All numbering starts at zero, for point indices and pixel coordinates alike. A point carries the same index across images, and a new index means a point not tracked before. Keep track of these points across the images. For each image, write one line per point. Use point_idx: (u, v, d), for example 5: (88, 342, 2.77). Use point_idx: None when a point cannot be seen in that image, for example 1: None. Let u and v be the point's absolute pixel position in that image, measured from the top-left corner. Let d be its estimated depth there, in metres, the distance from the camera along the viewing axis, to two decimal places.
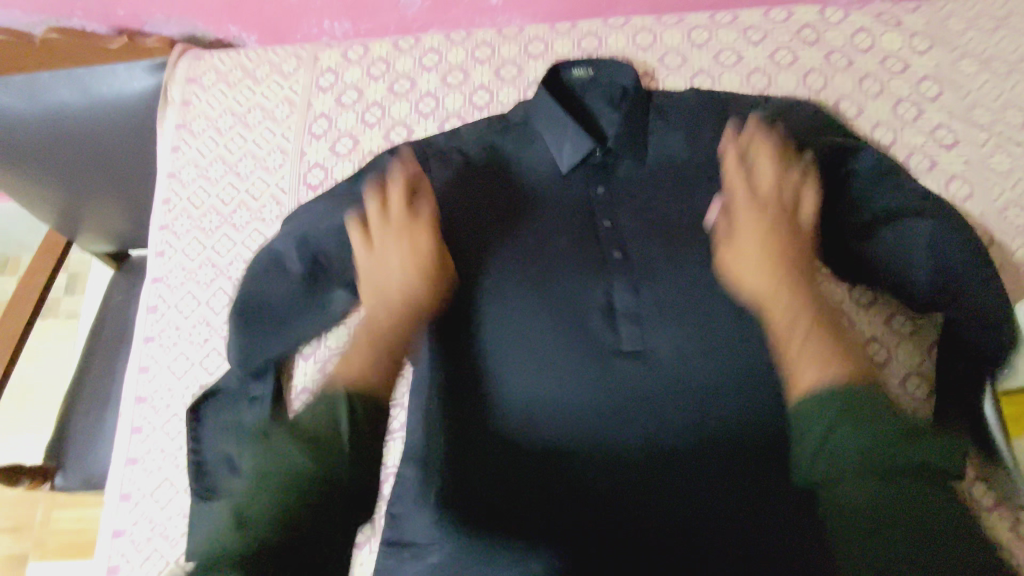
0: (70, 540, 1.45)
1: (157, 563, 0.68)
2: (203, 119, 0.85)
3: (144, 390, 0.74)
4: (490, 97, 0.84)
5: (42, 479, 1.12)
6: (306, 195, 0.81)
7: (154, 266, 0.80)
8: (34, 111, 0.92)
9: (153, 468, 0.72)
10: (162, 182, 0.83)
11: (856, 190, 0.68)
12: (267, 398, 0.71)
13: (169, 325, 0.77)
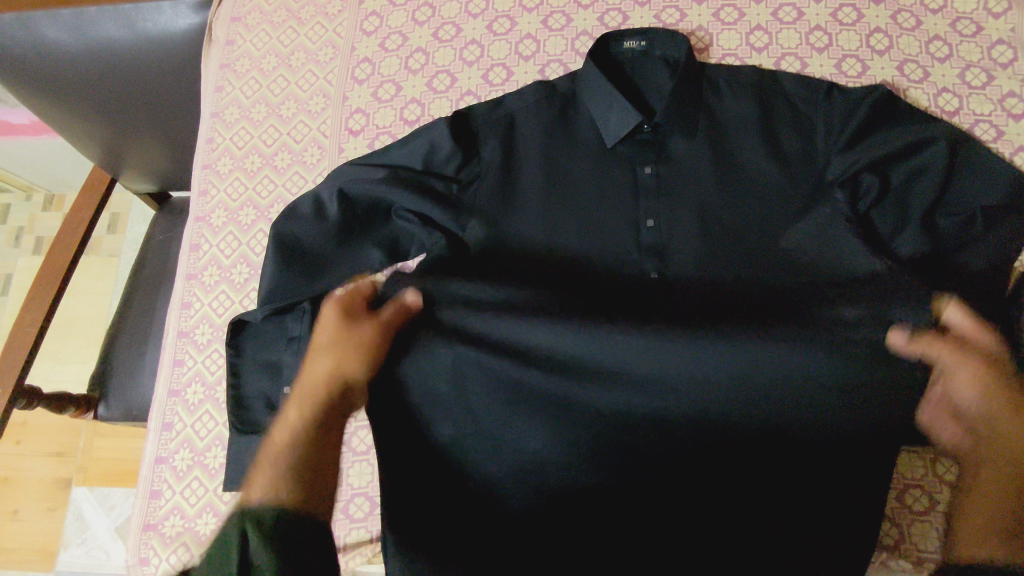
0: (111, 467, 1.52)
1: (198, 489, 0.71)
2: (246, 59, 0.85)
3: (187, 324, 0.76)
4: (536, 47, 0.81)
5: (87, 408, 1.18)
6: (347, 140, 0.80)
7: (198, 205, 0.81)
8: (80, 44, 0.93)
9: (193, 400, 0.74)
10: (206, 122, 0.84)
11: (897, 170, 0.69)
12: (305, 338, 0.71)
13: (211, 262, 0.78)
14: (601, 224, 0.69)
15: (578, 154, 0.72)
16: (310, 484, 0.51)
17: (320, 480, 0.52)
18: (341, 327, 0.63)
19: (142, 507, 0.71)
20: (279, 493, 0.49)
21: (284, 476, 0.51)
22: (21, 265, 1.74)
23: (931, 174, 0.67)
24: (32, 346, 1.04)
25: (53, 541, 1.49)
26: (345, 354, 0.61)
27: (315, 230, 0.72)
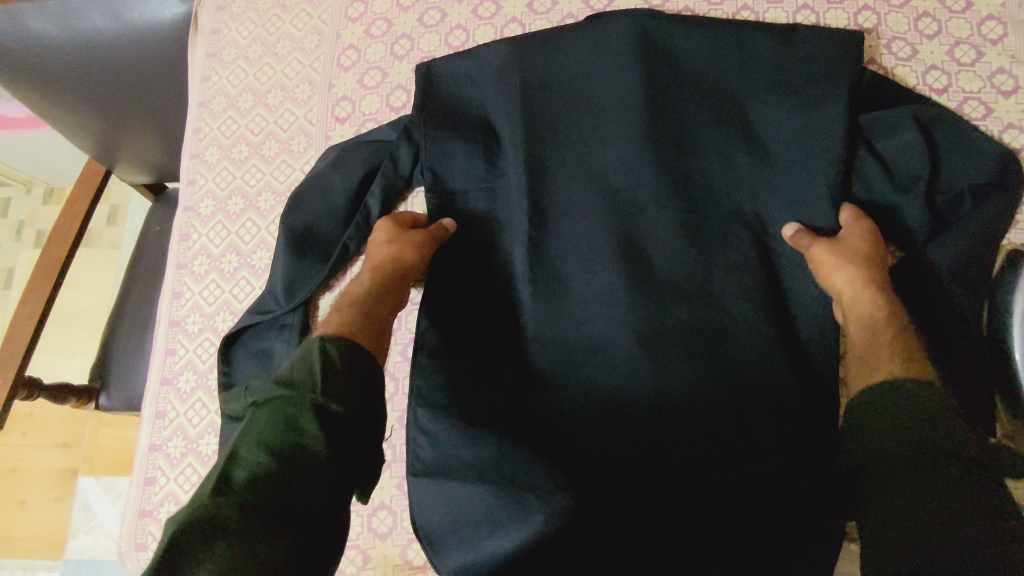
0: (115, 457, 1.53)
1: (191, 476, 0.71)
2: (232, 48, 0.85)
3: (178, 314, 0.77)
4: (521, 30, 0.81)
5: (88, 399, 1.19)
6: (334, 128, 0.80)
7: (187, 195, 0.81)
8: (68, 36, 0.93)
9: (186, 388, 0.75)
10: (193, 112, 0.84)
11: (882, 144, 0.69)
12: (297, 325, 0.72)
13: (201, 252, 0.79)
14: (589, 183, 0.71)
15: (563, 141, 0.72)
16: (365, 326, 0.62)
17: (371, 330, 0.62)
18: (393, 228, 0.70)
19: (138, 493, 0.72)
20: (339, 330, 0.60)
21: (349, 313, 0.63)
22: (23, 259, 1.76)
23: (914, 147, 0.67)
24: (32, 338, 1.05)
25: (62, 529, 1.51)
26: (397, 248, 0.68)
27: (326, 210, 0.74)
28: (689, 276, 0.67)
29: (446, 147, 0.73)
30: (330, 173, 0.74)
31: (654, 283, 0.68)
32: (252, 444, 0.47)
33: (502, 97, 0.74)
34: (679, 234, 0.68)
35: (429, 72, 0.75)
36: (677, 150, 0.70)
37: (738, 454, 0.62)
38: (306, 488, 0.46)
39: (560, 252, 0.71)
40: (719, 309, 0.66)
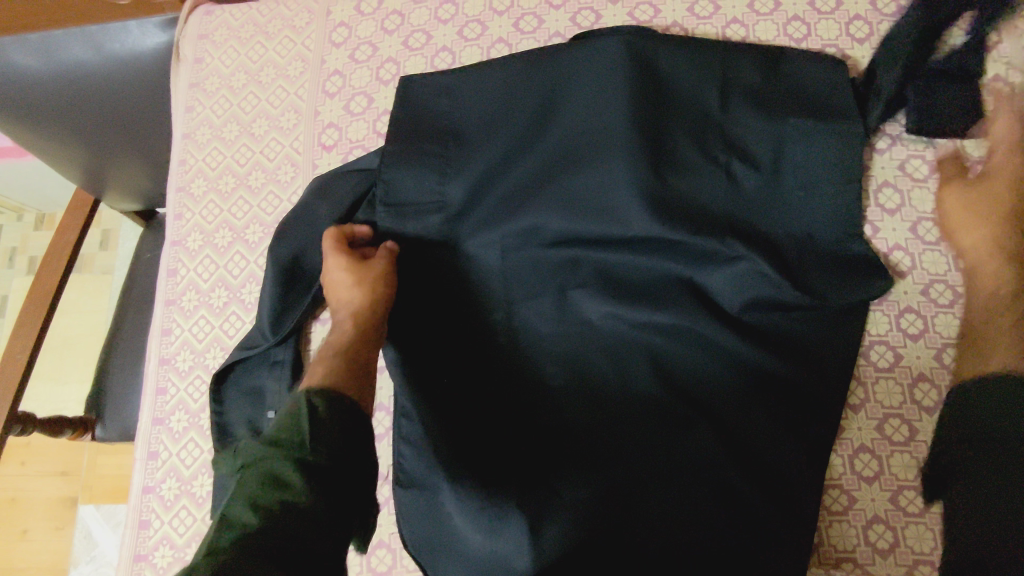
0: (115, 484, 1.52)
1: (186, 518, 0.70)
2: (215, 78, 0.84)
3: (168, 351, 0.75)
4: (509, 50, 0.79)
5: (84, 430, 1.18)
6: (321, 156, 0.79)
7: (174, 229, 0.80)
8: (49, 69, 0.92)
9: (178, 428, 0.73)
10: (177, 143, 0.83)
11: None
12: (288, 362, 0.72)
13: (189, 287, 0.77)
14: (583, 203, 0.70)
15: (555, 166, 0.71)
16: (351, 368, 0.59)
17: (359, 371, 0.60)
18: (353, 262, 0.68)
19: (132, 537, 0.70)
20: (327, 379, 0.57)
21: (334, 362, 0.61)
22: (15, 286, 1.74)
23: None
24: (23, 373, 1.03)
25: (63, 559, 1.50)
26: (367, 285, 0.67)
27: (312, 238, 0.73)
28: (650, 305, 0.68)
29: (408, 160, 0.73)
30: (316, 203, 0.73)
31: (643, 303, 0.68)
32: (241, 507, 0.45)
33: (478, 112, 0.75)
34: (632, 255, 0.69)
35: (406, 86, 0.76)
36: (628, 179, 0.68)
37: (728, 491, 0.63)
38: (309, 531, 0.44)
39: (520, 272, 0.72)
40: (703, 334, 0.67)
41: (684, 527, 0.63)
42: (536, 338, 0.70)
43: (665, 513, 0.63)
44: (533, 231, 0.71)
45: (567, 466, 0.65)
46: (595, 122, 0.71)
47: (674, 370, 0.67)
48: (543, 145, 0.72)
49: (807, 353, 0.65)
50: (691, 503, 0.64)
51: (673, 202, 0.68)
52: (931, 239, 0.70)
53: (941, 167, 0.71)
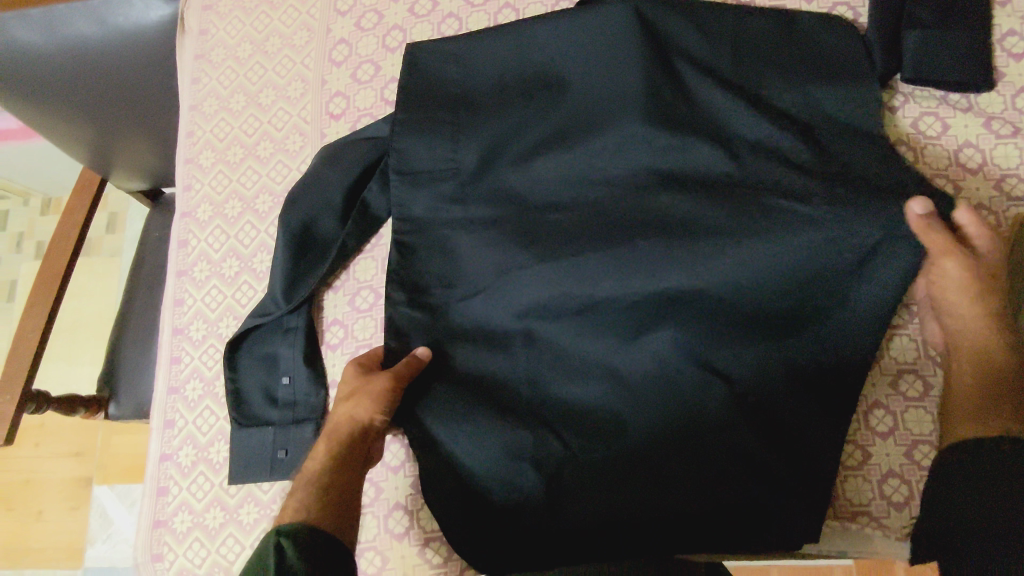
0: (129, 464, 1.53)
1: (204, 484, 0.71)
2: (221, 49, 0.84)
3: (181, 321, 0.76)
4: (516, 15, 0.79)
5: (98, 408, 1.19)
6: (329, 125, 0.79)
7: (184, 200, 0.80)
8: (54, 44, 0.92)
9: (194, 396, 0.74)
10: (185, 115, 0.83)
11: None
12: (301, 328, 0.72)
13: (201, 258, 0.77)
14: (594, 166, 0.70)
15: (566, 130, 0.71)
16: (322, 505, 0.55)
17: (336, 501, 0.56)
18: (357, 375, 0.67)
19: (151, 503, 0.71)
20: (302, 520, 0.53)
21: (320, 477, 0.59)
22: (24, 271, 1.75)
23: None
24: (36, 350, 1.04)
25: (80, 538, 1.52)
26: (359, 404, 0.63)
27: (323, 206, 0.73)
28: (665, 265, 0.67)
29: (421, 129, 0.74)
30: (326, 170, 0.73)
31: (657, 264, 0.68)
32: None
33: (487, 78, 0.75)
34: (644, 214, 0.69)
35: (415, 53, 0.76)
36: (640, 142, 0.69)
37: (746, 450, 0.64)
38: None
39: (532, 240, 0.70)
40: (715, 298, 0.65)
41: (698, 488, 0.64)
42: (551, 301, 0.68)
43: (677, 476, 0.64)
44: (545, 196, 0.71)
45: (585, 426, 0.67)
46: (605, 87, 0.71)
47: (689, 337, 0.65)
48: (554, 110, 0.72)
49: (828, 314, 0.63)
50: (705, 465, 0.64)
51: (682, 166, 0.68)
52: (945, 195, 0.69)
53: (954, 125, 0.71)
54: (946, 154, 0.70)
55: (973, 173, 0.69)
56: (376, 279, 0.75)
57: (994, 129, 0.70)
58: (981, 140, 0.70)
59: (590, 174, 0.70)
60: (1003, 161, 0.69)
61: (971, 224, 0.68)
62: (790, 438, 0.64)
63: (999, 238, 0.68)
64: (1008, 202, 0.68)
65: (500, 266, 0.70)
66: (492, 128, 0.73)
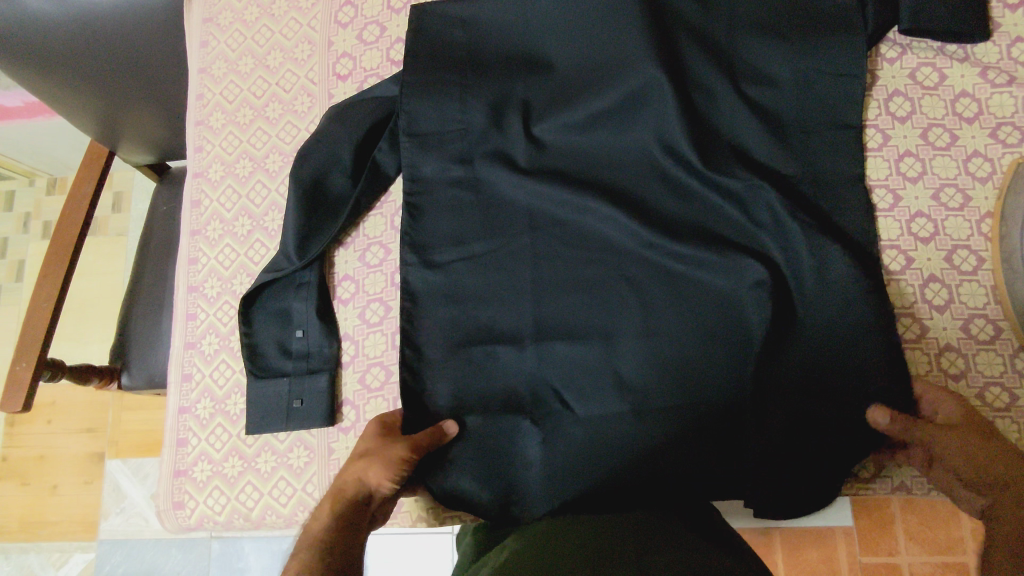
0: (142, 440, 1.56)
1: (222, 435, 0.73)
2: (228, 12, 0.85)
3: (196, 279, 0.77)
4: None
5: (111, 379, 1.21)
6: (336, 85, 0.80)
7: (195, 162, 0.82)
8: (60, 12, 0.92)
9: (210, 351, 0.76)
10: (194, 79, 0.84)
11: None
12: (314, 282, 0.73)
13: (213, 217, 0.79)
14: (599, 118, 0.72)
15: (572, 87, 0.73)
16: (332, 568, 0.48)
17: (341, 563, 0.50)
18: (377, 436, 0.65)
19: (171, 454, 0.73)
20: None
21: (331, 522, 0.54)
22: (32, 251, 1.77)
23: None
24: (52, 318, 1.06)
25: (95, 512, 1.55)
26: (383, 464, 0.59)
27: (332, 163, 0.74)
28: (667, 213, 0.69)
29: (425, 90, 0.74)
30: (335, 128, 0.74)
31: (658, 216, 0.69)
32: None
33: (491, 35, 0.76)
34: (648, 161, 0.71)
35: (419, 13, 0.76)
36: (642, 96, 0.70)
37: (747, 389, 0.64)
38: None
39: (544, 197, 0.71)
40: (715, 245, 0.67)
41: (701, 441, 0.64)
42: (558, 254, 0.70)
43: (680, 429, 0.64)
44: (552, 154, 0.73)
45: (577, 382, 0.67)
46: (609, 41, 0.72)
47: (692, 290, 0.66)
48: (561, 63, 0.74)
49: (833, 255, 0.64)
50: (708, 417, 0.64)
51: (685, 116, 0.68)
52: (941, 144, 0.71)
53: (951, 74, 0.72)
54: (943, 104, 0.71)
55: (969, 121, 0.70)
56: (385, 235, 0.76)
57: (990, 78, 0.71)
58: (977, 89, 0.71)
59: (596, 127, 0.72)
60: (999, 109, 0.70)
61: (967, 171, 0.69)
62: (799, 389, 0.63)
63: (994, 185, 0.69)
64: (1003, 149, 0.69)
65: (508, 222, 0.72)
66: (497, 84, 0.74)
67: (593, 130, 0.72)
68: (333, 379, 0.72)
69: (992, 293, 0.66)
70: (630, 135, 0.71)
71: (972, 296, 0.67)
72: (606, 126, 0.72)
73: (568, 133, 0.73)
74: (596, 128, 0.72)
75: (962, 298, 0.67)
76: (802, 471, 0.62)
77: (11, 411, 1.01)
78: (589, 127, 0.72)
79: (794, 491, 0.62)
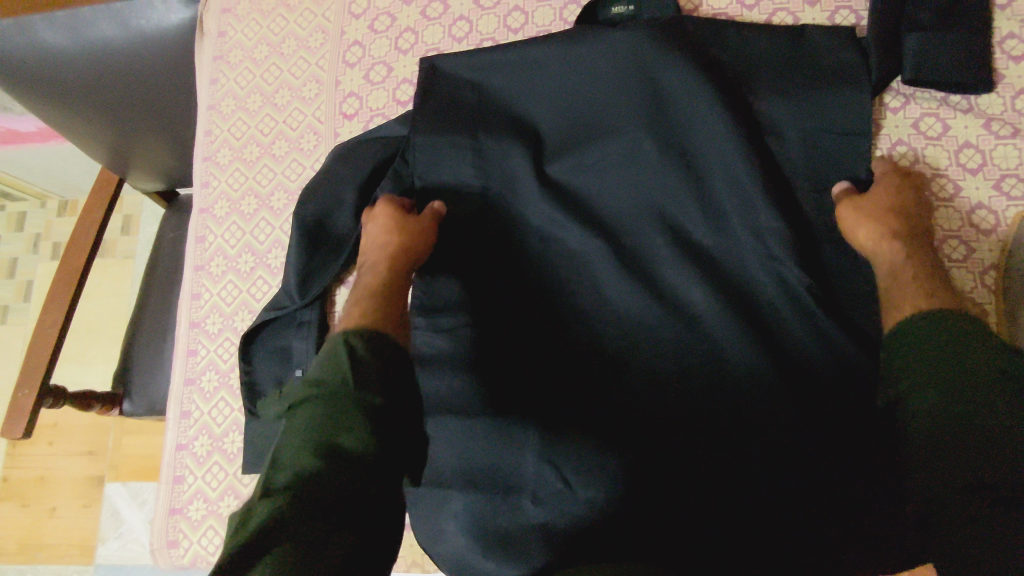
0: (142, 463, 1.55)
1: (218, 473, 0.72)
2: (239, 50, 0.86)
3: (198, 315, 0.78)
4: (525, 18, 0.80)
5: (112, 405, 1.21)
6: (342, 124, 0.81)
7: (201, 197, 0.82)
8: (76, 46, 0.94)
9: (209, 388, 0.75)
10: (203, 114, 0.85)
11: None
12: (315, 321, 0.74)
13: (217, 253, 0.79)
14: (601, 159, 0.73)
15: (575, 134, 0.74)
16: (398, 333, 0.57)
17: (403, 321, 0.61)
18: (391, 219, 0.69)
19: (167, 491, 0.73)
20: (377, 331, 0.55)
21: (366, 304, 0.61)
22: (41, 271, 1.78)
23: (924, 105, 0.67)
24: (56, 345, 1.06)
25: (92, 535, 1.54)
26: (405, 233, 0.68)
27: (335, 203, 0.75)
28: (665, 256, 0.69)
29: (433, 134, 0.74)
30: (339, 169, 0.75)
31: (656, 263, 0.70)
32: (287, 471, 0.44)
33: (497, 78, 0.76)
34: (648, 200, 0.71)
35: (432, 61, 0.77)
36: (649, 138, 0.71)
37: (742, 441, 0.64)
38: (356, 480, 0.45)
39: (560, 230, 0.72)
40: (711, 295, 0.67)
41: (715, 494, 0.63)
42: (558, 297, 0.71)
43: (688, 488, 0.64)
44: (560, 193, 0.73)
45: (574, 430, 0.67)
46: (614, 83, 0.73)
47: (691, 337, 0.67)
48: (567, 104, 0.74)
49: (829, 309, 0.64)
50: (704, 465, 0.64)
51: (684, 166, 0.70)
52: (945, 194, 0.70)
53: (955, 125, 0.72)
54: (947, 154, 0.71)
55: (973, 172, 0.70)
56: None
57: (994, 130, 0.71)
58: (981, 140, 0.71)
59: (600, 165, 0.73)
60: (1003, 161, 0.70)
61: (971, 224, 0.69)
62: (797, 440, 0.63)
63: (998, 238, 0.68)
64: (1007, 201, 0.69)
65: (510, 266, 0.72)
66: (501, 130, 0.75)
67: (596, 170, 0.73)
68: None
69: None
70: (629, 178, 0.72)
71: None
72: (609, 168, 0.72)
73: (570, 175, 0.74)
74: (598, 168, 0.73)
75: None
76: (797, 527, 0.62)
77: (12, 438, 1.01)
78: (592, 166, 0.73)
79: (832, 555, 0.61)
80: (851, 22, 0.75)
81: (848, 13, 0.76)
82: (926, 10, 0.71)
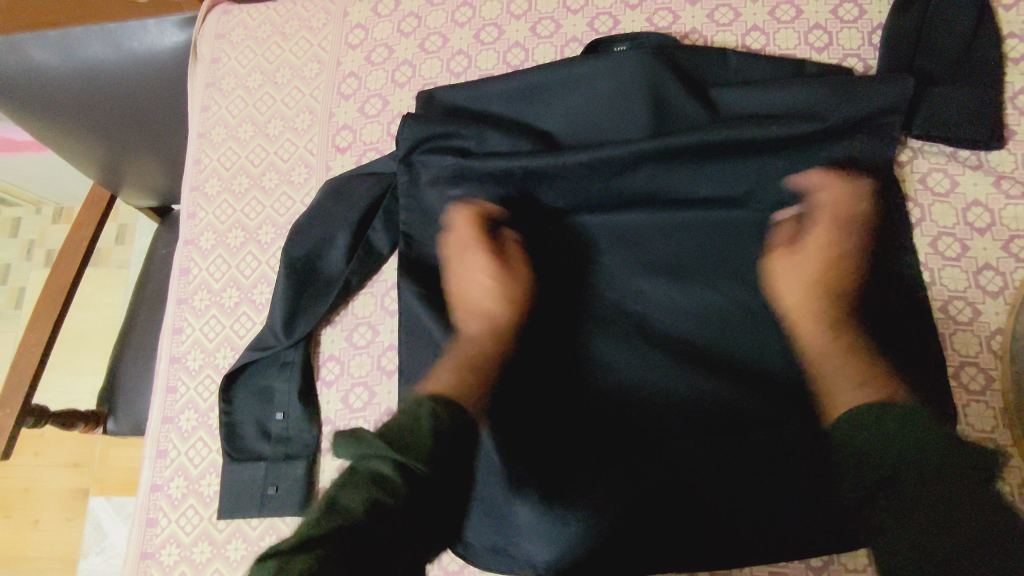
0: (126, 477, 1.53)
1: (193, 516, 0.70)
2: (232, 77, 0.84)
3: (179, 350, 0.76)
4: (524, 56, 0.79)
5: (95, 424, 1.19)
6: (334, 157, 0.79)
7: (187, 227, 0.80)
8: (69, 65, 0.92)
9: (187, 427, 0.73)
10: (193, 142, 0.83)
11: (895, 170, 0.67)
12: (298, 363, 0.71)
13: (201, 286, 0.77)
14: (613, 191, 0.69)
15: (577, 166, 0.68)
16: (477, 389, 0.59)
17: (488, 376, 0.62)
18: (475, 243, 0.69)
19: (139, 534, 0.71)
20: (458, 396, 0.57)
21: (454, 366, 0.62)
22: (33, 279, 1.76)
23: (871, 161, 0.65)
24: (38, 365, 1.03)
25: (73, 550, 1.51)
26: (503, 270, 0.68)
27: (325, 240, 0.72)
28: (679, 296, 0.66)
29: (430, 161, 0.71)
30: (329, 206, 0.73)
31: (668, 304, 0.67)
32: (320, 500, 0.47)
33: (497, 108, 0.72)
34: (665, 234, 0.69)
35: (428, 96, 0.73)
36: (654, 168, 0.67)
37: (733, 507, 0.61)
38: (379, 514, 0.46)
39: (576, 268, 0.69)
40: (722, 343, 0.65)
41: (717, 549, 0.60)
42: (555, 336, 0.67)
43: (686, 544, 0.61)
44: (570, 229, 0.70)
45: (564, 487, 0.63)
46: (617, 116, 0.69)
47: (698, 379, 0.64)
48: (572, 137, 0.71)
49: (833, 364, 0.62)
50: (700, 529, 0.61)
51: (684, 201, 0.69)
52: (952, 254, 0.68)
53: (964, 182, 0.69)
54: (954, 213, 0.69)
55: (981, 232, 0.68)
56: (374, 315, 0.74)
57: (1004, 189, 0.69)
58: (990, 199, 0.69)
59: (612, 197, 0.69)
60: (1013, 221, 0.68)
61: (979, 285, 0.67)
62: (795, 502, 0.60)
63: (1006, 300, 0.66)
64: (1016, 264, 0.67)
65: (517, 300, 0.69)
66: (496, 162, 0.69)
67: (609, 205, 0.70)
68: (311, 465, 0.70)
69: (1000, 417, 0.63)
70: (639, 212, 0.69)
71: (977, 419, 0.64)
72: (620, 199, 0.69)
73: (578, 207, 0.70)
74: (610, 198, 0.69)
75: (967, 420, 0.64)
76: None
77: None
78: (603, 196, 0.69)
79: None
80: (859, 71, 0.74)
81: (857, 61, 0.74)
82: (936, 64, 0.69)
